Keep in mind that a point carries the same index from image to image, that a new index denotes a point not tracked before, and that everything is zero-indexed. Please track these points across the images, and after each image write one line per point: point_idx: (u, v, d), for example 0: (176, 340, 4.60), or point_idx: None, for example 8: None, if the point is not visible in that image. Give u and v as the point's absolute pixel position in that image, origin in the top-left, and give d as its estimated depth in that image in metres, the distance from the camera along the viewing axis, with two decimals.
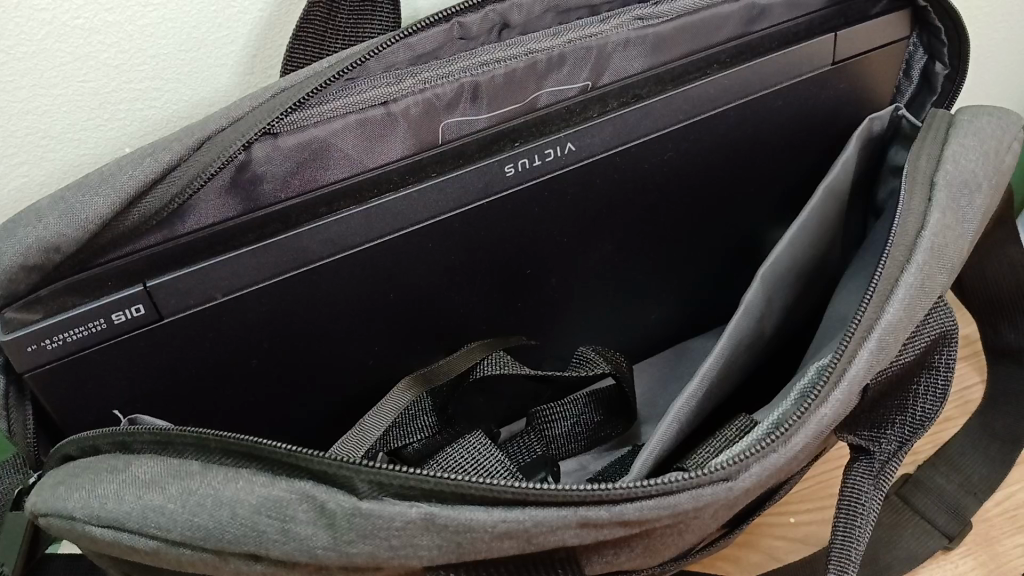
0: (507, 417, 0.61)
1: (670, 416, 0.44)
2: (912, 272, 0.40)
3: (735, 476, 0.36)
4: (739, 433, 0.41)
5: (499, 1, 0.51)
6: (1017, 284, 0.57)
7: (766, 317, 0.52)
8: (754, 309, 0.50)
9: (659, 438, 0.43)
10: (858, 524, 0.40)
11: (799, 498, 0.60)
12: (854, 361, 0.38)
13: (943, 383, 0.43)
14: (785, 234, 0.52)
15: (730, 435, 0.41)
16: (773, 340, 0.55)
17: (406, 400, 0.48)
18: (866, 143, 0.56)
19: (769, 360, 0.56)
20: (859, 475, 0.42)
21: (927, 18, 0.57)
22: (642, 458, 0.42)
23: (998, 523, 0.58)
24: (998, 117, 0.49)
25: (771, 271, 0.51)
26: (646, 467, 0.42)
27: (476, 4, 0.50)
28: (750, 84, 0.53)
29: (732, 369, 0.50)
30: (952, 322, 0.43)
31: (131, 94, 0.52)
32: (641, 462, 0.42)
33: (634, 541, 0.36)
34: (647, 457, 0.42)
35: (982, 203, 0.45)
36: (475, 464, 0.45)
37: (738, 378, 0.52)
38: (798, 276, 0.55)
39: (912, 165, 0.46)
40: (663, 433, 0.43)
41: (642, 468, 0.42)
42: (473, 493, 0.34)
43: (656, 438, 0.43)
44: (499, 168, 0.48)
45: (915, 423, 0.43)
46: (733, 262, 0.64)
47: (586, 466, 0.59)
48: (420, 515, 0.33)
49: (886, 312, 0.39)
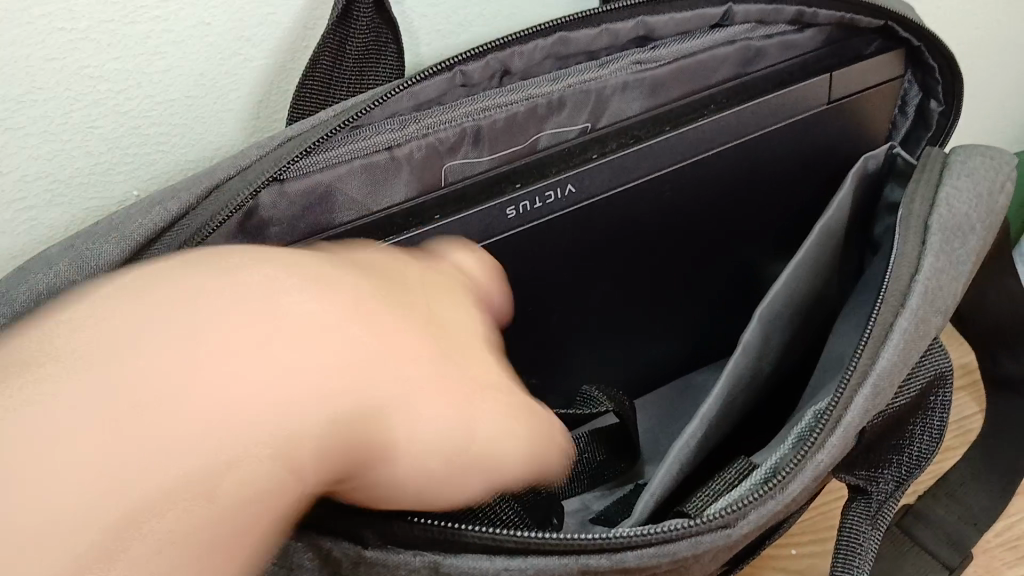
0: None
1: (669, 461, 0.45)
2: (906, 317, 0.41)
3: (734, 524, 0.36)
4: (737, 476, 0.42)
5: (501, 50, 0.50)
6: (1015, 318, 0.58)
7: (764, 354, 0.53)
8: (751, 349, 0.50)
9: (656, 485, 0.44)
10: (857, 562, 0.41)
11: (801, 529, 0.61)
12: (849, 409, 0.38)
13: (937, 426, 0.45)
14: (781, 270, 0.52)
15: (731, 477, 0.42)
16: (772, 375, 0.56)
17: None
18: (862, 181, 0.56)
19: (768, 398, 0.57)
20: (857, 517, 0.43)
21: (921, 57, 0.58)
22: (641, 504, 0.43)
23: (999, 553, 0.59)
24: (990, 157, 0.50)
25: (771, 309, 0.52)
26: (648, 513, 0.43)
27: (479, 53, 0.49)
28: (748, 124, 0.54)
29: (730, 406, 0.50)
30: (946, 364, 0.44)
31: (140, 139, 0.53)
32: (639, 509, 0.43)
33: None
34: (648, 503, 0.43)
35: (975, 244, 0.46)
36: None
37: (738, 414, 0.52)
38: (796, 310, 0.55)
39: (906, 208, 0.47)
40: (662, 478, 0.44)
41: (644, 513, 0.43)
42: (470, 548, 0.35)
43: (655, 482, 0.44)
44: (500, 210, 0.49)
45: (910, 464, 0.44)
46: (731, 297, 0.64)
47: (588, 505, 0.60)
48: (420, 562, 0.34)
49: (880, 358, 0.39)
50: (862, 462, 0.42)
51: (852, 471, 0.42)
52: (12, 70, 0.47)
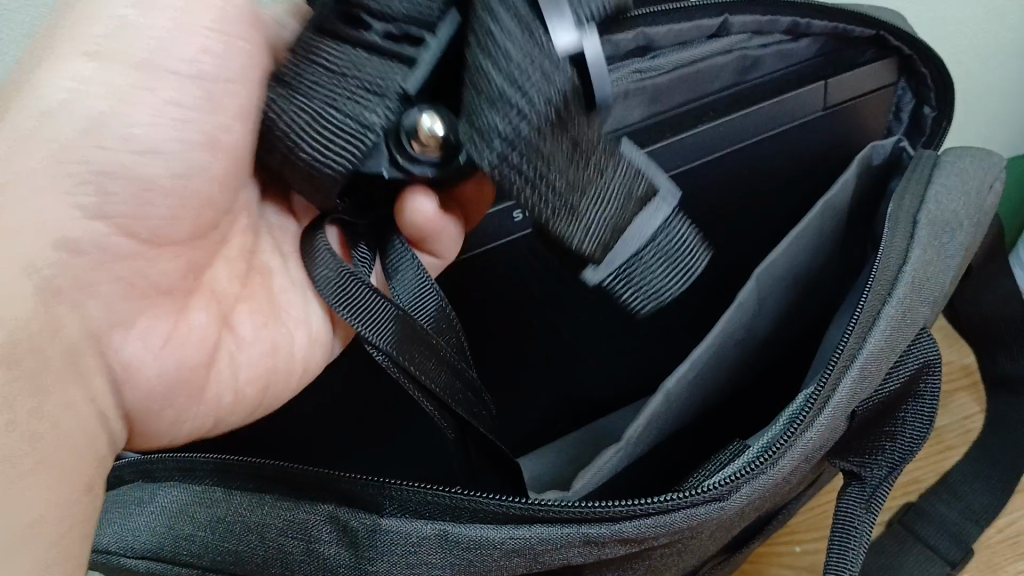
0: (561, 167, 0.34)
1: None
2: (892, 305, 0.44)
3: (726, 497, 0.39)
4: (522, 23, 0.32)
5: None
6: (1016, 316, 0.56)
7: (755, 320, 0.55)
8: (747, 306, 0.53)
9: (632, 241, 0.35)
10: (851, 547, 0.45)
11: (804, 526, 0.60)
12: (837, 389, 0.41)
13: (929, 411, 0.47)
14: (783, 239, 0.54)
15: (523, 61, 0.32)
16: (759, 348, 0.58)
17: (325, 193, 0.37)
18: (866, 173, 0.57)
19: (757, 372, 0.60)
20: (851, 499, 0.46)
21: (914, 67, 0.58)
22: (636, 227, 0.35)
23: (998, 550, 0.59)
24: (979, 160, 0.52)
25: (769, 273, 0.54)
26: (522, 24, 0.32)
27: None
28: (744, 130, 0.57)
29: (710, 372, 0.53)
30: (935, 352, 0.47)
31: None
32: (639, 286, 0.35)
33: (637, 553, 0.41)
34: (662, 266, 0.35)
35: (963, 240, 0.49)
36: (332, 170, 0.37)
37: (725, 380, 0.56)
38: (793, 293, 0.58)
39: (897, 204, 0.49)
40: (637, 247, 0.35)
41: (647, 261, 0.35)
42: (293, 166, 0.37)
43: (639, 229, 0.35)
44: (505, 214, 0.50)
45: (903, 449, 0.47)
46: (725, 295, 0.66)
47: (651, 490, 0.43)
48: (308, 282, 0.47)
49: (869, 340, 0.42)
50: (852, 448, 0.47)
51: (844, 456, 0.47)
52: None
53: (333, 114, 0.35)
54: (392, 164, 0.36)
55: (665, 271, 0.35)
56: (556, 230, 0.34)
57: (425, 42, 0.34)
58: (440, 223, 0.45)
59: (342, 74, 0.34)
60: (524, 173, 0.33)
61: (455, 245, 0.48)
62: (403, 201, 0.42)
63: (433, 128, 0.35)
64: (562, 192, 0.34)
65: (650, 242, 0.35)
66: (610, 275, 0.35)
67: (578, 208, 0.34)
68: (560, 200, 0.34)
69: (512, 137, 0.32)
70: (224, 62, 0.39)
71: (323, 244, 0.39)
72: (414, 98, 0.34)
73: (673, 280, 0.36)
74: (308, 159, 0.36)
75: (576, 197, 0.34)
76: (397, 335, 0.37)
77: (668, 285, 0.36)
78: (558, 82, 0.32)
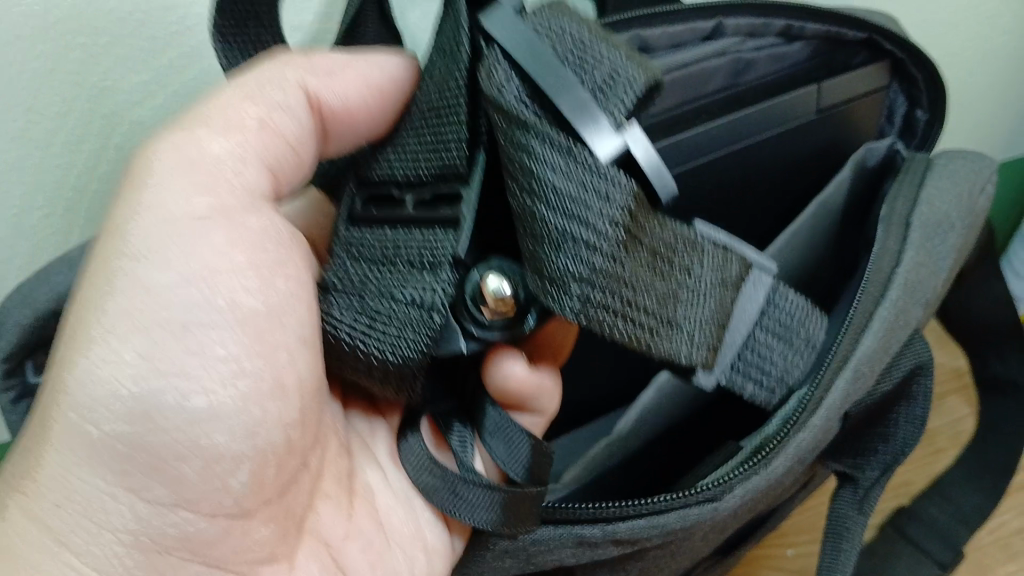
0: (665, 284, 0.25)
1: (553, 69, 0.24)
2: (885, 308, 0.42)
3: (720, 499, 0.38)
4: (523, 100, 0.24)
5: None
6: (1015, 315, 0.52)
7: None
8: None
9: (739, 322, 0.27)
10: (845, 550, 0.44)
11: (794, 528, 0.56)
12: (829, 391, 0.40)
13: (922, 413, 0.45)
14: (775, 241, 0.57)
15: (571, 171, 0.23)
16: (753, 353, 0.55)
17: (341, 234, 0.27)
18: (862, 172, 0.58)
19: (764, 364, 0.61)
20: (845, 502, 0.45)
21: (905, 69, 0.58)
22: (739, 309, 0.27)
23: (998, 561, 0.55)
24: (970, 161, 0.51)
25: None
26: (523, 99, 0.24)
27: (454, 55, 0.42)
28: (736, 130, 0.56)
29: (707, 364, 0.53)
30: (929, 355, 0.46)
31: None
32: (761, 373, 0.27)
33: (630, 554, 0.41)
34: (780, 340, 0.28)
35: (955, 241, 0.48)
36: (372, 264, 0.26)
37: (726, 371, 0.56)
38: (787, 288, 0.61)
39: (890, 207, 0.48)
40: (748, 322, 0.27)
41: (762, 340, 0.28)
42: (366, 375, 0.27)
43: (740, 311, 0.27)
44: None
45: (897, 453, 0.45)
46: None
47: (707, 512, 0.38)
48: (403, 483, 0.33)
49: (862, 342, 0.41)
50: (846, 450, 0.46)
51: (837, 459, 0.46)
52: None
53: (382, 300, 0.26)
54: (468, 336, 0.25)
55: (786, 348, 0.28)
56: (662, 356, 0.25)
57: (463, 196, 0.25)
58: (538, 381, 0.31)
59: (387, 257, 0.26)
60: (611, 301, 0.24)
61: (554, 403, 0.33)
62: (486, 366, 0.29)
63: (504, 290, 0.24)
64: (652, 307, 0.25)
65: (762, 313, 0.27)
66: (727, 368, 0.27)
67: (676, 317, 0.25)
68: (655, 316, 0.25)
69: (590, 278, 0.24)
70: (266, 251, 0.27)
71: (421, 450, 0.28)
72: (465, 259, 0.25)
73: (793, 359, 0.28)
74: (374, 351, 0.26)
75: (670, 302, 0.25)
76: (499, 512, 0.27)
77: (792, 363, 0.28)
78: (619, 199, 0.24)
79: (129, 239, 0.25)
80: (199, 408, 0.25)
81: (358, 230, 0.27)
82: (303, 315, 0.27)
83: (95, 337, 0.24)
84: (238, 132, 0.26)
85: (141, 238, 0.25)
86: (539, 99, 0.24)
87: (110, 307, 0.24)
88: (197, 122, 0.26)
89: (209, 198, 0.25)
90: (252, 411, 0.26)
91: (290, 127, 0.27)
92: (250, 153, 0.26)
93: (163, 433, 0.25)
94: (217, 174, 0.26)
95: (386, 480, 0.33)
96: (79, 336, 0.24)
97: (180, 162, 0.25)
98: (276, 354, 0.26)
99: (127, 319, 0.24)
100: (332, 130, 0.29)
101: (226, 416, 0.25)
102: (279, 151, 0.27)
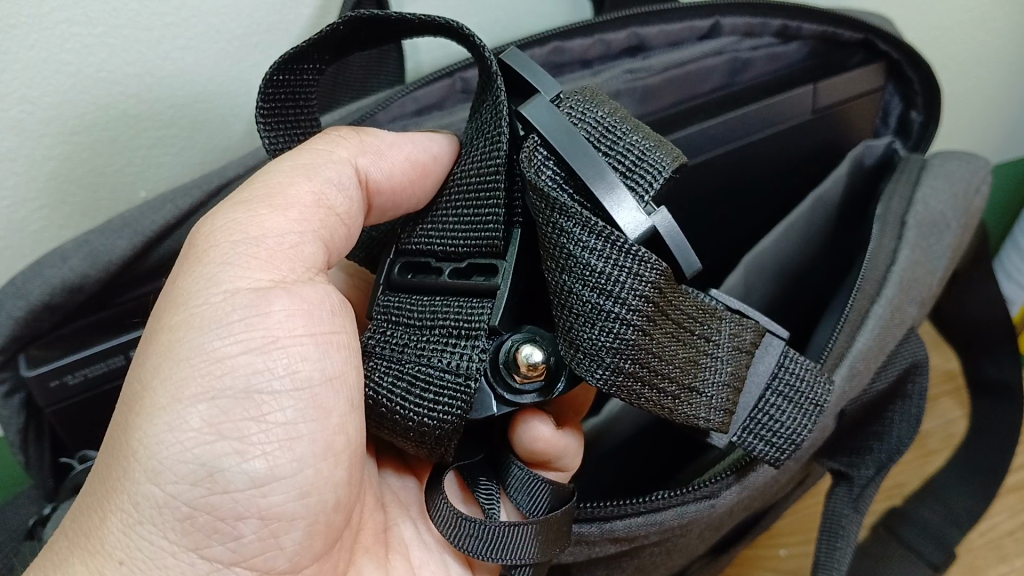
0: (687, 355, 0.27)
1: (587, 158, 0.26)
2: (881, 304, 0.44)
3: (716, 494, 0.39)
4: (558, 184, 0.26)
5: (468, 68, 0.41)
6: (1007, 319, 0.54)
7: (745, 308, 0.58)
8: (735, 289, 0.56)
9: (755, 383, 0.32)
10: (838, 545, 0.44)
11: (789, 528, 0.58)
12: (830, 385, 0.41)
13: (917, 410, 0.47)
14: (772, 232, 0.59)
15: (605, 252, 0.25)
16: None
17: (386, 305, 0.30)
18: (857, 172, 0.60)
19: None
20: (839, 498, 0.46)
21: (902, 71, 0.58)
22: (754, 372, 0.32)
23: (981, 553, 0.57)
24: (967, 162, 0.52)
25: (757, 259, 0.58)
26: (559, 183, 0.26)
27: (458, 64, 0.41)
28: (738, 132, 0.54)
29: None
30: (922, 353, 0.48)
31: (131, 115, 0.42)
32: (774, 431, 0.32)
33: (627, 551, 0.41)
34: (791, 404, 0.32)
35: (949, 242, 0.49)
36: (412, 324, 0.28)
37: None
38: (779, 276, 0.61)
39: (885, 207, 0.50)
40: (763, 383, 0.32)
41: (772, 402, 0.32)
42: (403, 437, 0.28)
43: (757, 373, 0.32)
44: None
45: (892, 450, 0.46)
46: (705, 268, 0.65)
47: (715, 502, 0.39)
48: (436, 538, 0.35)
49: (857, 341, 0.43)
50: (840, 450, 0.48)
51: (834, 457, 0.48)
52: (28, 75, 0.39)
53: (419, 366, 0.27)
54: (501, 401, 0.27)
55: (796, 412, 0.32)
56: (681, 418, 0.27)
57: (500, 268, 0.28)
58: (563, 440, 0.35)
59: (424, 324, 0.28)
60: (641, 371, 0.26)
61: (579, 458, 0.37)
62: (516, 422, 0.33)
63: (535, 357, 0.26)
64: (674, 375, 0.27)
65: (774, 378, 0.32)
66: (742, 427, 0.32)
67: (695, 382, 0.27)
68: (678, 383, 0.27)
69: (622, 348, 0.25)
70: (323, 322, 0.28)
71: (450, 509, 0.28)
72: (501, 330, 0.27)
73: (804, 422, 0.32)
74: (410, 415, 0.28)
75: (691, 369, 0.27)
76: (538, 542, 0.29)
77: (802, 427, 0.32)
78: (649, 273, 0.25)
79: (194, 310, 0.26)
80: (258, 470, 0.26)
81: (397, 297, 0.30)
82: (354, 381, 0.28)
83: (163, 404, 0.25)
84: (300, 209, 0.28)
85: (206, 310, 0.26)
86: (574, 181, 0.26)
87: (176, 375, 0.26)
88: (259, 202, 0.28)
89: (268, 270, 0.27)
90: (307, 471, 0.27)
91: (342, 203, 0.29)
92: (308, 227, 0.28)
93: (227, 495, 0.25)
94: (279, 247, 0.27)
95: (419, 534, 0.35)
96: (146, 398, 0.26)
97: (242, 236, 0.27)
98: (330, 417, 0.27)
99: (195, 385, 0.25)
100: (377, 204, 0.31)
101: (285, 476, 0.26)
102: (332, 226, 0.29)
